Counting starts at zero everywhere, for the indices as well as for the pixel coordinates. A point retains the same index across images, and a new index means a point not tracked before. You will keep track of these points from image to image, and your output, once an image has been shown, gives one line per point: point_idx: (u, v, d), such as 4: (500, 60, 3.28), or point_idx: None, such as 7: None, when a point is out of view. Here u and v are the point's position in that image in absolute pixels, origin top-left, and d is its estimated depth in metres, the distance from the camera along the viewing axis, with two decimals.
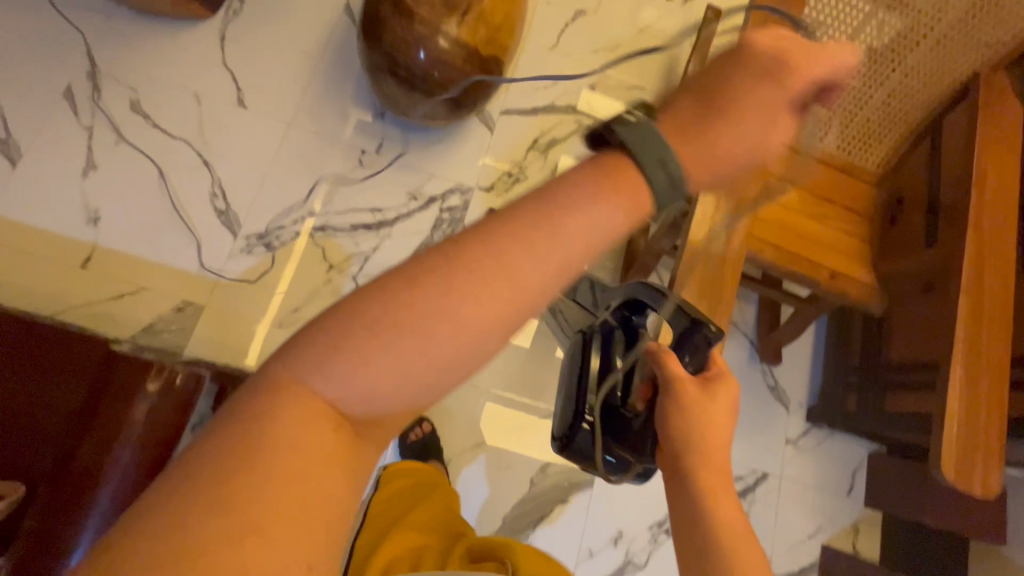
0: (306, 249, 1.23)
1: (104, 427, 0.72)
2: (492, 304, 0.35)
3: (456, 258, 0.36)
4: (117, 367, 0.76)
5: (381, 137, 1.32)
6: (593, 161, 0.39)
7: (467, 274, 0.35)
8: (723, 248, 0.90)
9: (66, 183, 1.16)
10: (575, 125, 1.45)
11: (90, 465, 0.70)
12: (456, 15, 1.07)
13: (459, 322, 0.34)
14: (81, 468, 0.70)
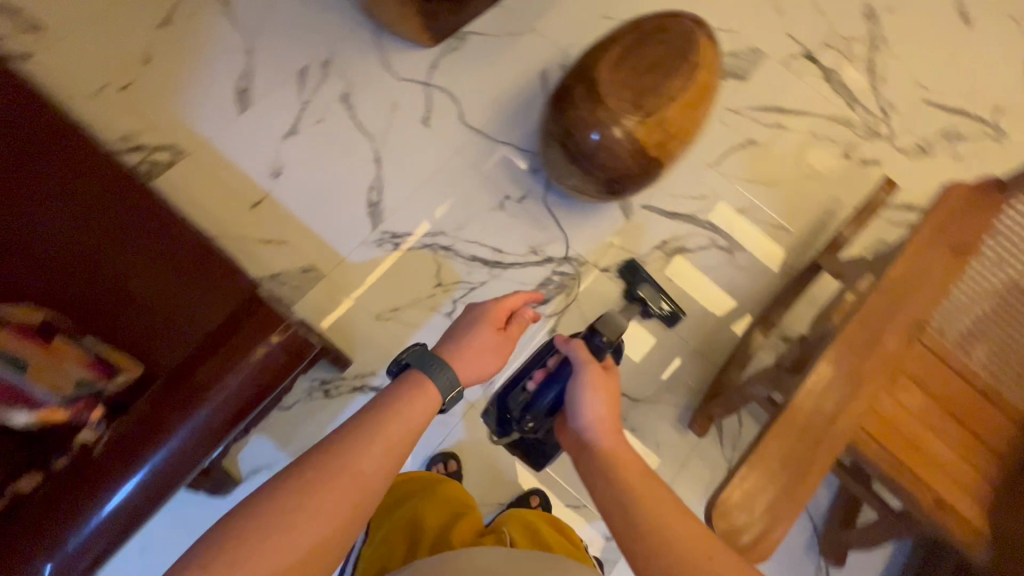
0: (424, 260, 1.33)
1: (225, 356, 0.80)
2: (327, 516, 0.62)
3: (257, 526, 0.60)
4: (248, 315, 0.84)
5: (527, 190, 1.43)
6: (380, 415, 0.72)
7: (268, 540, 0.60)
8: (825, 424, 0.85)
9: (269, 138, 1.37)
10: (707, 241, 1.46)
11: (198, 389, 0.77)
12: (639, 113, 1.13)
13: (290, 534, 0.60)
14: (197, 381, 0.78)
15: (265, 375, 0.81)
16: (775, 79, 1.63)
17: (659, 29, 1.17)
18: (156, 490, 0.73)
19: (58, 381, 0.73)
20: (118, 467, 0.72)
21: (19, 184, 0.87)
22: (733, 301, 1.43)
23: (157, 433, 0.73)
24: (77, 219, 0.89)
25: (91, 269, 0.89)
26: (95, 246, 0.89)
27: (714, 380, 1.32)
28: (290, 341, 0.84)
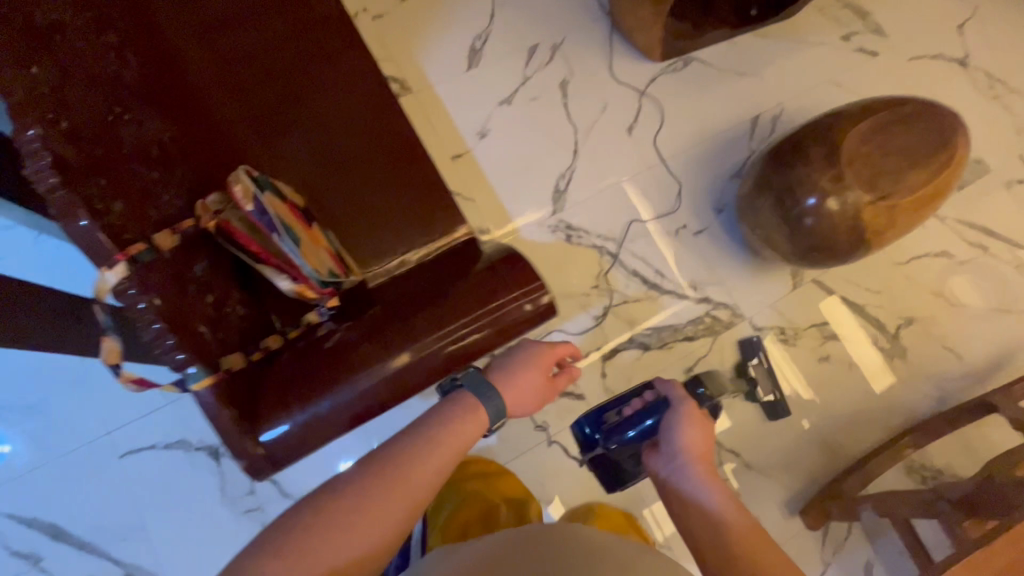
0: (589, 260, 1.36)
1: (474, 295, 0.81)
2: (391, 501, 0.62)
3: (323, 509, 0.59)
4: (508, 265, 0.84)
5: (707, 226, 1.42)
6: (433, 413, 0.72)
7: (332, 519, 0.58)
8: None
9: (484, 100, 1.44)
10: (870, 337, 1.39)
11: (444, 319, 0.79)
12: (873, 192, 1.09)
13: (357, 520, 0.59)
14: (436, 310, 0.79)
15: (504, 326, 0.82)
16: (995, 198, 1.53)
17: (920, 115, 1.12)
18: (379, 399, 0.77)
19: (319, 261, 0.80)
20: (358, 364, 0.75)
21: (327, 91, 0.97)
22: (877, 406, 1.36)
23: (401, 345, 0.77)
24: (365, 137, 0.98)
25: (360, 183, 0.97)
26: (370, 165, 0.98)
27: (836, 479, 1.27)
28: (538, 302, 0.83)
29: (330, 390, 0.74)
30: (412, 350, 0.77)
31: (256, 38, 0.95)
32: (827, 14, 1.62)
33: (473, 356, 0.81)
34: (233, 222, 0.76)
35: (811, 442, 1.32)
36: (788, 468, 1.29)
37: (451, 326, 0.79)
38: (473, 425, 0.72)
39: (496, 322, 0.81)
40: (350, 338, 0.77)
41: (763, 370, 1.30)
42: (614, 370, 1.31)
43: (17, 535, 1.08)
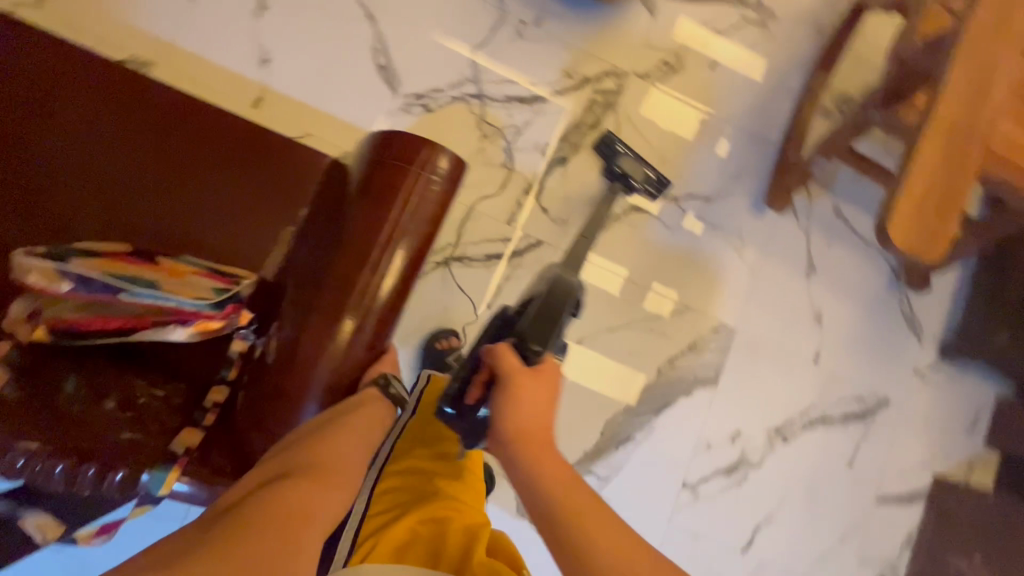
0: (461, 116, 1.22)
1: (373, 209, 0.74)
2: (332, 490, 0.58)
3: (275, 494, 0.54)
4: (381, 150, 0.76)
5: (542, 8, 1.27)
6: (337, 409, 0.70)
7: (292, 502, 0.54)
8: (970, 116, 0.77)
9: (238, 22, 1.17)
10: (740, 19, 1.35)
11: (362, 244, 0.73)
12: None
13: (319, 499, 0.56)
14: (347, 255, 0.73)
15: (427, 215, 0.75)
16: None
17: None
18: (359, 356, 0.74)
19: (196, 284, 0.69)
20: (318, 343, 0.72)
21: (110, 128, 0.81)
22: (778, 75, 1.36)
23: (343, 299, 0.73)
24: (179, 146, 0.84)
25: (208, 195, 0.84)
26: (207, 170, 0.85)
27: (780, 159, 1.30)
28: (440, 172, 0.76)
29: (309, 383, 0.72)
30: (354, 295, 0.73)
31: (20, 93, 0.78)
32: None
33: (420, 262, 0.76)
34: (63, 316, 0.62)
35: (745, 143, 1.32)
36: (739, 177, 1.31)
37: (374, 246, 0.74)
38: (380, 410, 0.73)
39: (415, 210, 0.75)
40: (292, 332, 0.73)
41: (629, 158, 1.18)
42: (551, 199, 1.24)
43: None
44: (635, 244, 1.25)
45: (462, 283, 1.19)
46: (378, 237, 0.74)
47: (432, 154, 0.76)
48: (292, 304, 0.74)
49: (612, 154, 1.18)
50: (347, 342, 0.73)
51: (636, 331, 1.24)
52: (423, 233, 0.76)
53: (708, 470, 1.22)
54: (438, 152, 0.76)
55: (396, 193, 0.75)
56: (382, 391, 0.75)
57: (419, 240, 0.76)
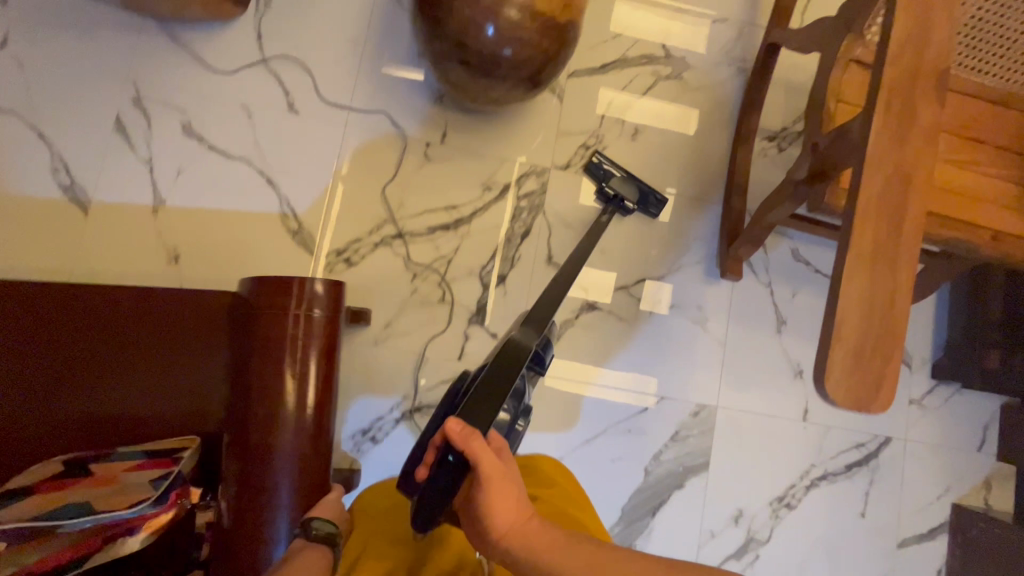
0: (386, 261, 1.18)
1: (269, 345, 0.84)
2: None
3: None
4: (258, 296, 0.86)
5: (445, 125, 1.21)
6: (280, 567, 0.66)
7: None
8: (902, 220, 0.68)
9: (140, 224, 1.13)
10: (652, 78, 1.28)
11: (269, 386, 0.84)
12: None
13: None
14: (262, 395, 0.83)
15: (317, 340, 0.86)
16: None
17: None
18: (303, 480, 0.83)
19: (128, 489, 0.77)
20: (265, 485, 0.81)
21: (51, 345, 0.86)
22: (705, 127, 1.29)
23: (270, 438, 0.82)
24: (112, 335, 0.89)
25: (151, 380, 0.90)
26: (145, 355, 0.91)
27: (725, 219, 1.23)
28: (316, 297, 0.87)
29: (268, 518, 0.81)
30: (279, 430, 0.83)
31: None
32: None
33: (327, 388, 0.87)
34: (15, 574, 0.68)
35: (685, 209, 1.26)
36: (686, 247, 1.25)
37: (280, 389, 0.84)
38: (318, 557, 0.69)
39: (306, 336, 0.86)
40: (237, 487, 0.82)
41: (619, 179, 1.20)
42: (498, 323, 1.19)
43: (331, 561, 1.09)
44: (595, 345, 1.21)
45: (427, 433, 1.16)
46: (279, 378, 0.84)
47: (305, 286, 0.86)
48: (230, 460, 0.84)
49: (602, 177, 1.21)
50: (286, 474, 0.83)
51: (617, 437, 1.19)
52: (321, 358, 0.87)
53: (719, 558, 1.18)
54: (308, 284, 0.86)
55: (282, 331, 0.85)
56: (306, 537, 0.72)
57: (319, 366, 0.86)
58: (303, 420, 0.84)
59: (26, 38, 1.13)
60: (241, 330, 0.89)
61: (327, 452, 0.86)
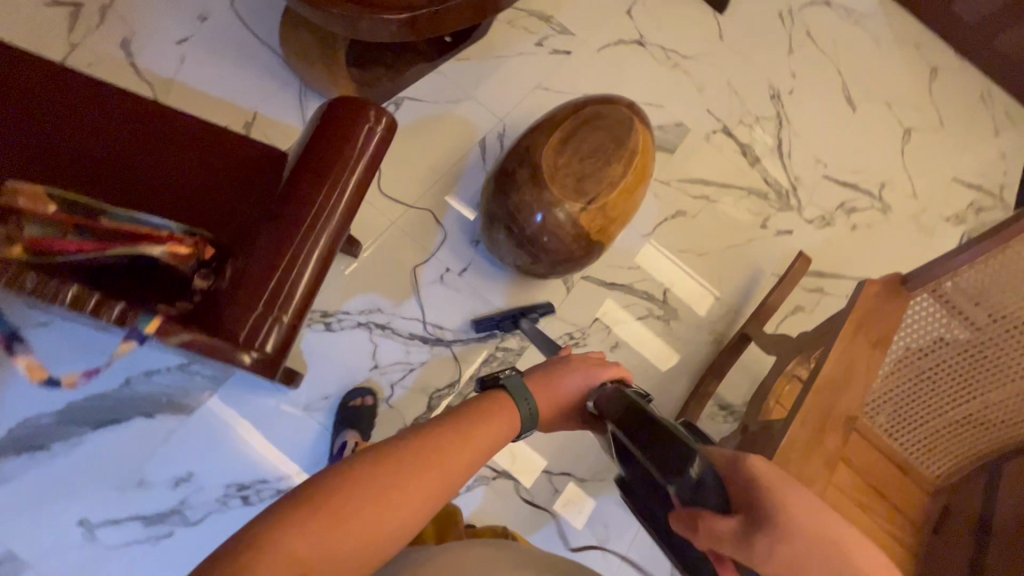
0: (358, 342, 1.25)
1: (324, 150, 0.77)
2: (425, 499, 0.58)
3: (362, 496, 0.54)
4: (330, 106, 0.79)
5: (470, 262, 1.39)
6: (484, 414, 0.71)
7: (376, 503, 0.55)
8: None
9: None
10: (645, 312, 1.51)
11: (305, 182, 0.76)
12: (580, 199, 1.15)
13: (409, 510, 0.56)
14: (297, 191, 0.75)
15: (364, 167, 0.78)
16: (698, 152, 1.77)
17: (596, 117, 1.18)
18: (301, 278, 0.74)
19: (159, 219, 0.75)
20: (264, 267, 0.72)
21: (125, 118, 0.86)
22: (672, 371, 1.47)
23: (290, 225, 0.74)
24: (179, 132, 0.88)
25: (179, 166, 0.87)
26: (191, 161, 0.87)
27: None
28: (382, 124, 0.79)
29: (251, 296, 0.71)
30: (299, 224, 0.74)
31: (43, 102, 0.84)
32: (515, 29, 1.71)
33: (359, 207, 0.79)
34: (41, 236, 0.68)
35: None
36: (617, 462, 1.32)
37: (313, 189, 0.75)
38: (505, 418, 0.72)
39: (357, 154, 0.77)
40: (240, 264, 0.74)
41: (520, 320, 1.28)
42: None
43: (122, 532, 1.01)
44: (496, 510, 1.23)
45: None
46: (317, 179, 0.76)
47: (375, 111, 0.79)
48: (242, 253, 0.77)
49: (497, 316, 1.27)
50: (287, 260, 0.73)
51: None
52: (360, 185, 0.78)
53: None
54: (379, 108, 0.79)
55: (337, 139, 0.77)
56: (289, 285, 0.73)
57: (355, 188, 0.77)
58: (322, 225, 0.75)
59: (197, 49, 1.39)
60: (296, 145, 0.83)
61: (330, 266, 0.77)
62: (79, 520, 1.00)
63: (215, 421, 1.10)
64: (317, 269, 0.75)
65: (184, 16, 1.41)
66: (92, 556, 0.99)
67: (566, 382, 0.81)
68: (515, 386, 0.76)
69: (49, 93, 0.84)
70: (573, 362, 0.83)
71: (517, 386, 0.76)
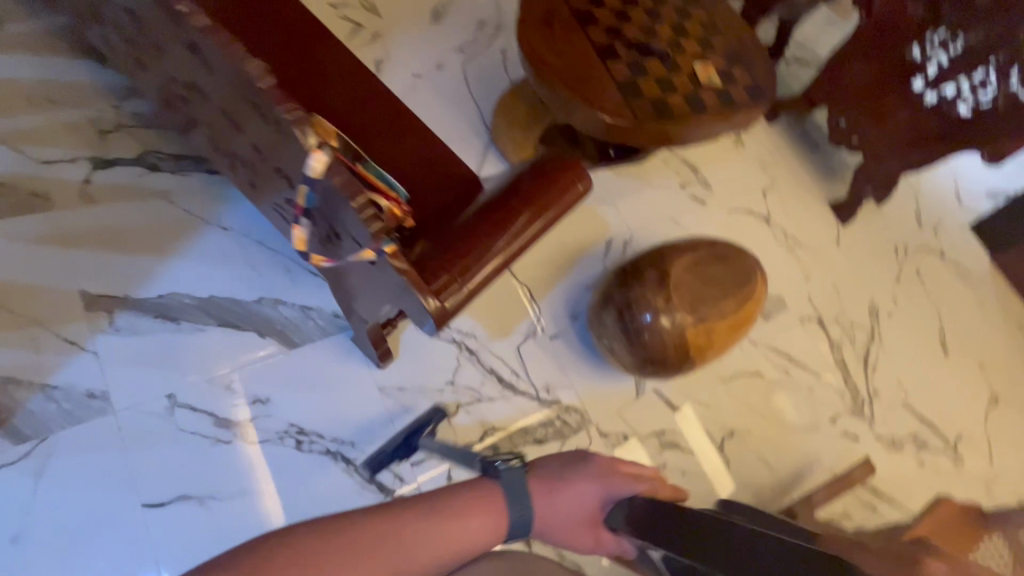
0: (446, 355, 1.35)
1: (534, 184, 0.94)
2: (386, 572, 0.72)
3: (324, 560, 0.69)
4: (549, 157, 0.99)
5: (563, 331, 1.50)
6: (471, 510, 0.82)
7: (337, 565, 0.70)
8: None
9: None
10: (698, 448, 1.54)
11: (512, 201, 0.92)
12: (692, 316, 1.26)
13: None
14: (503, 205, 0.92)
15: (558, 208, 0.94)
16: (789, 329, 1.86)
17: (730, 254, 1.32)
18: (481, 270, 0.87)
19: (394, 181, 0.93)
20: (459, 251, 0.87)
21: (388, 108, 1.09)
22: None
23: (490, 227, 0.89)
24: (419, 131, 1.10)
25: (409, 154, 1.07)
26: (418, 155, 1.07)
27: None
28: (582, 184, 0.97)
29: (442, 270, 0.85)
30: (497, 230, 0.89)
31: (340, 75, 1.08)
32: (667, 166, 1.95)
33: (543, 235, 0.94)
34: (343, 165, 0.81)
35: None
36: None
37: (515, 208, 0.91)
38: (489, 521, 0.82)
39: (558, 197, 0.94)
40: (438, 244, 0.90)
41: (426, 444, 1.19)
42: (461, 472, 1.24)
43: (187, 419, 1.09)
44: None
45: (323, 483, 1.14)
46: (522, 201, 0.92)
47: (582, 173, 0.98)
48: (435, 240, 0.93)
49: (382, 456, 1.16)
50: (478, 252, 0.87)
51: None
52: (550, 219, 0.94)
53: None
54: (585, 173, 0.98)
55: (548, 179, 0.95)
56: (469, 275, 0.86)
57: (545, 219, 0.93)
58: (512, 237, 0.90)
59: (424, 84, 1.70)
60: (507, 175, 1.02)
61: (502, 272, 0.90)
62: (168, 394, 1.09)
63: (305, 364, 1.21)
64: (494, 269, 0.89)
65: (425, 58, 1.74)
66: (162, 431, 1.06)
67: (570, 494, 0.88)
68: (512, 486, 0.85)
69: (344, 71, 1.09)
70: (590, 469, 0.90)
71: (513, 488, 0.86)
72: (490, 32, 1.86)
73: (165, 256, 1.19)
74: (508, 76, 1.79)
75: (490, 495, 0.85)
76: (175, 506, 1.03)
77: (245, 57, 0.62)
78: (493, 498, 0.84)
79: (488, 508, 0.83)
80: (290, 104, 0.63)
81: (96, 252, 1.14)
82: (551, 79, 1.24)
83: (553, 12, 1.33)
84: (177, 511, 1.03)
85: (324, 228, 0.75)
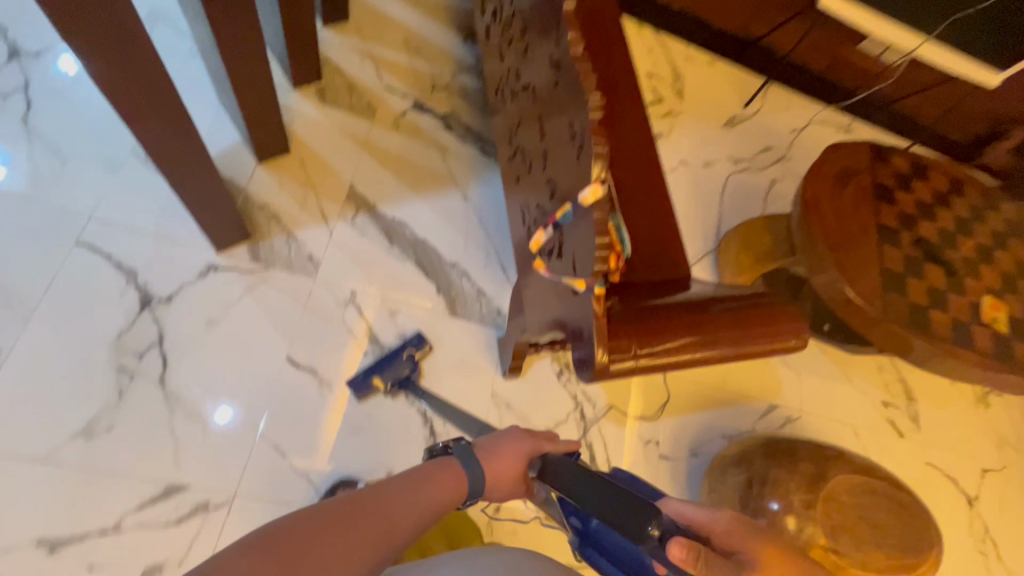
0: (559, 404, 1.35)
1: (750, 312, 0.92)
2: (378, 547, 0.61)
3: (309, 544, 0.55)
4: (774, 297, 0.96)
5: (675, 458, 1.39)
6: (427, 476, 0.71)
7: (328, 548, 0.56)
8: None
9: None
10: None
11: (721, 312, 0.90)
12: (826, 540, 1.06)
13: (359, 558, 0.58)
14: (710, 311, 0.90)
15: (756, 346, 0.92)
16: None
17: (908, 508, 1.11)
18: (657, 354, 0.86)
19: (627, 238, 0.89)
20: (649, 324, 0.86)
21: (651, 178, 1.16)
22: None
23: (688, 322, 0.88)
24: (662, 212, 1.14)
25: (644, 224, 1.12)
26: (651, 230, 1.12)
27: None
28: (791, 339, 0.94)
29: (627, 331, 0.84)
30: (692, 328, 0.88)
31: (629, 134, 1.17)
32: (880, 375, 1.67)
33: (726, 359, 0.91)
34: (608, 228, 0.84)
35: None
36: None
37: (720, 321, 0.90)
38: (450, 479, 0.73)
39: (764, 336, 0.91)
40: (633, 304, 0.90)
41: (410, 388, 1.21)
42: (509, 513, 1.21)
43: (350, 316, 1.26)
44: None
45: (402, 434, 1.19)
46: (729, 318, 0.90)
47: (799, 330, 0.94)
48: (629, 300, 0.93)
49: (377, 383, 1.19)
50: (665, 336, 0.86)
51: None
52: (743, 351, 0.92)
53: None
54: (802, 332, 0.94)
55: (765, 316, 0.92)
56: (644, 351, 0.85)
57: (738, 348, 0.91)
58: (701, 343, 0.88)
59: (684, 173, 1.75)
60: (722, 288, 1.01)
61: (672, 365, 0.89)
62: (353, 291, 1.28)
63: (452, 334, 1.32)
64: (667, 360, 0.88)
65: (696, 153, 1.79)
66: (330, 311, 1.25)
67: (504, 459, 0.79)
68: (462, 451, 0.77)
69: (634, 131, 1.18)
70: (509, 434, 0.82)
71: (467, 452, 0.76)
72: (767, 160, 1.85)
73: (415, 193, 1.41)
74: (763, 206, 1.76)
75: (439, 462, 0.74)
76: (301, 374, 1.18)
77: (592, 89, 0.71)
78: (447, 462, 0.74)
79: (444, 476, 0.72)
80: (602, 138, 0.70)
81: (375, 165, 1.40)
82: (817, 229, 1.18)
83: (855, 172, 1.28)
84: (301, 379, 1.18)
85: (554, 242, 0.83)
